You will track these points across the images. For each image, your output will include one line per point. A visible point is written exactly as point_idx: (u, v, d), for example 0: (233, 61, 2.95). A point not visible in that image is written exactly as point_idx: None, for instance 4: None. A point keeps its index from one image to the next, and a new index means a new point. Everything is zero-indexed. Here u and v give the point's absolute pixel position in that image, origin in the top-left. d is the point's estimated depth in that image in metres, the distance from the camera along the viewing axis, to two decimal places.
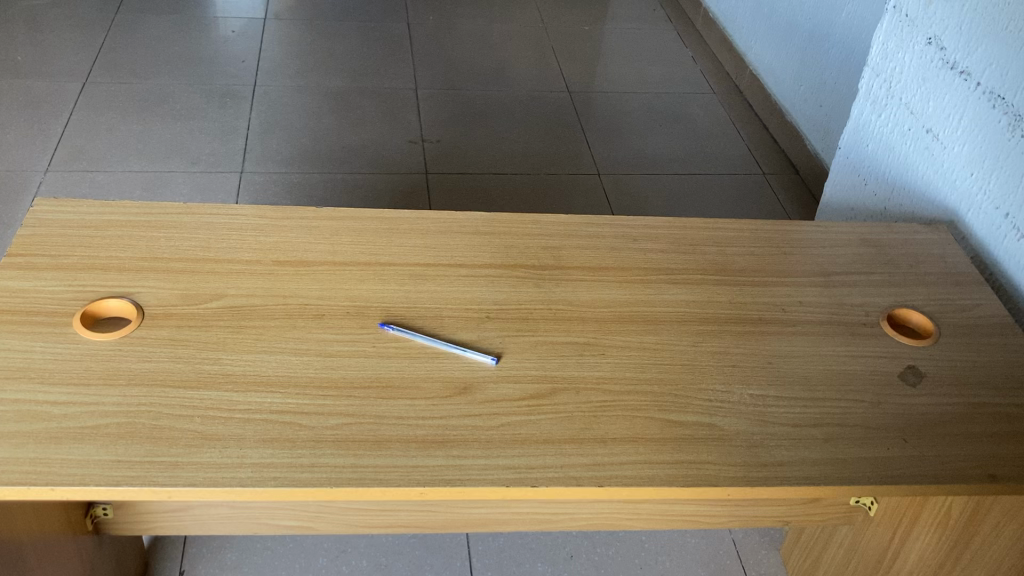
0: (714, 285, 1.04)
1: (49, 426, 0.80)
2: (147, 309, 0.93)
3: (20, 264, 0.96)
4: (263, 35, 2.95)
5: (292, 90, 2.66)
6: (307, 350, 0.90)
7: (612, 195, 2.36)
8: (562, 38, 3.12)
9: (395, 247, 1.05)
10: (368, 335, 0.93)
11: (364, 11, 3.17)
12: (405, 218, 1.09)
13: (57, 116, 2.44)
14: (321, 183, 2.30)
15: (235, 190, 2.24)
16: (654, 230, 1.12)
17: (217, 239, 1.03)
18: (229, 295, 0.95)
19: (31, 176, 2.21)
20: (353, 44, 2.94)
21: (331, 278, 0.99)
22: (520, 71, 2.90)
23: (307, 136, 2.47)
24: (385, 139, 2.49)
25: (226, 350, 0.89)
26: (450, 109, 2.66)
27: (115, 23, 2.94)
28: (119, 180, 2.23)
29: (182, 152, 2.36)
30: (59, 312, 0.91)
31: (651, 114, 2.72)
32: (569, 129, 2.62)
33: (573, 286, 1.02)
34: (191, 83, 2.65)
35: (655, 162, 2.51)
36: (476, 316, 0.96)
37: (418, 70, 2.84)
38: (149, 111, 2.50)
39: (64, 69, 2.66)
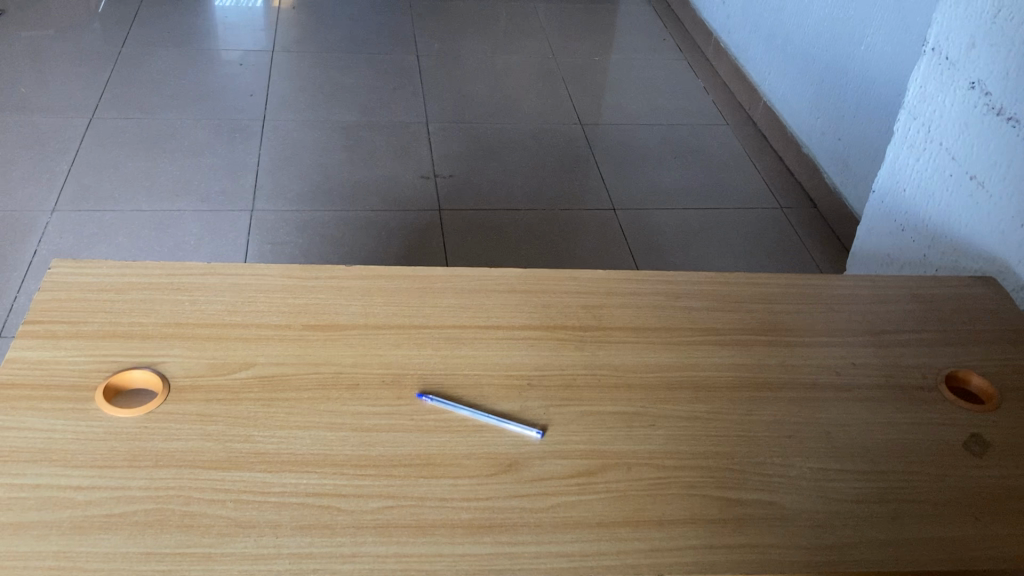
0: (763, 347, 1.00)
1: (73, 514, 0.75)
2: (173, 380, 0.88)
3: (38, 332, 0.91)
4: (270, 69, 2.92)
5: (302, 125, 2.63)
6: (343, 424, 0.86)
7: (628, 231, 2.32)
8: (572, 69, 3.09)
9: (429, 308, 1.00)
10: (406, 407, 0.88)
11: (371, 43, 3.15)
12: (438, 276, 1.05)
13: (63, 153, 2.41)
14: (333, 221, 2.26)
15: (246, 230, 2.20)
16: (697, 286, 1.08)
17: (244, 301, 0.98)
18: (259, 364, 0.91)
19: (37, 217, 2.17)
20: (362, 77, 2.92)
21: (365, 343, 0.94)
22: (531, 103, 2.87)
23: (318, 173, 2.43)
24: (397, 175, 2.46)
25: (257, 426, 0.85)
26: (461, 144, 2.63)
27: (120, 57, 2.90)
28: (128, 220, 2.19)
29: (191, 191, 2.32)
30: (81, 385, 0.86)
31: (665, 147, 2.69)
32: (583, 163, 2.59)
33: (616, 349, 0.97)
34: (200, 118, 2.61)
35: (670, 196, 2.48)
36: (517, 383, 0.92)
37: (428, 103, 2.81)
38: (157, 147, 2.47)
39: (71, 105, 2.62)
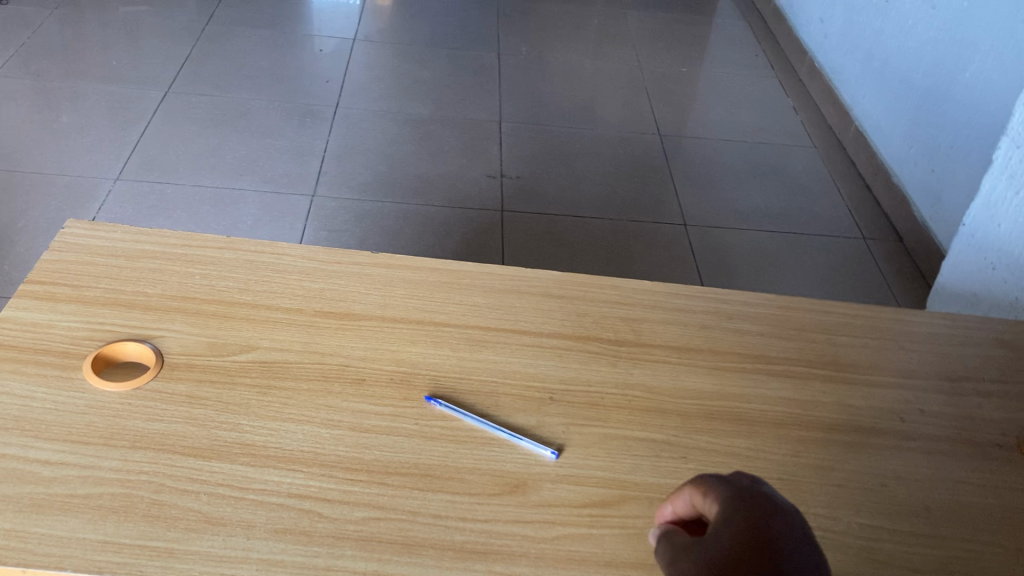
0: (819, 382, 0.89)
1: (35, 491, 0.69)
2: (167, 356, 0.82)
3: (38, 293, 0.86)
4: (350, 56, 2.89)
5: (373, 115, 2.59)
6: (339, 422, 0.78)
7: (697, 249, 2.21)
8: (657, 79, 2.99)
9: (453, 305, 0.92)
10: (412, 410, 0.80)
11: (454, 38, 3.09)
12: (468, 271, 0.97)
13: (135, 124, 2.41)
14: (392, 213, 2.20)
15: (304, 215, 2.16)
16: (752, 307, 0.97)
17: (257, 280, 0.92)
18: (261, 348, 0.84)
19: (101, 184, 2.17)
20: (440, 72, 2.86)
21: (378, 335, 0.87)
22: (610, 110, 2.78)
23: (384, 164, 2.38)
24: (463, 172, 2.39)
25: (247, 414, 0.78)
26: (533, 146, 2.55)
27: (203, 34, 2.91)
28: (188, 195, 2.18)
29: (255, 171, 2.29)
30: (70, 352, 0.81)
31: (745, 165, 2.57)
32: (657, 174, 2.49)
33: (653, 369, 0.88)
34: (273, 100, 2.60)
35: (746, 216, 2.35)
36: (537, 396, 0.83)
37: (504, 103, 2.75)
38: (227, 125, 2.46)
39: (150, 77, 2.64)
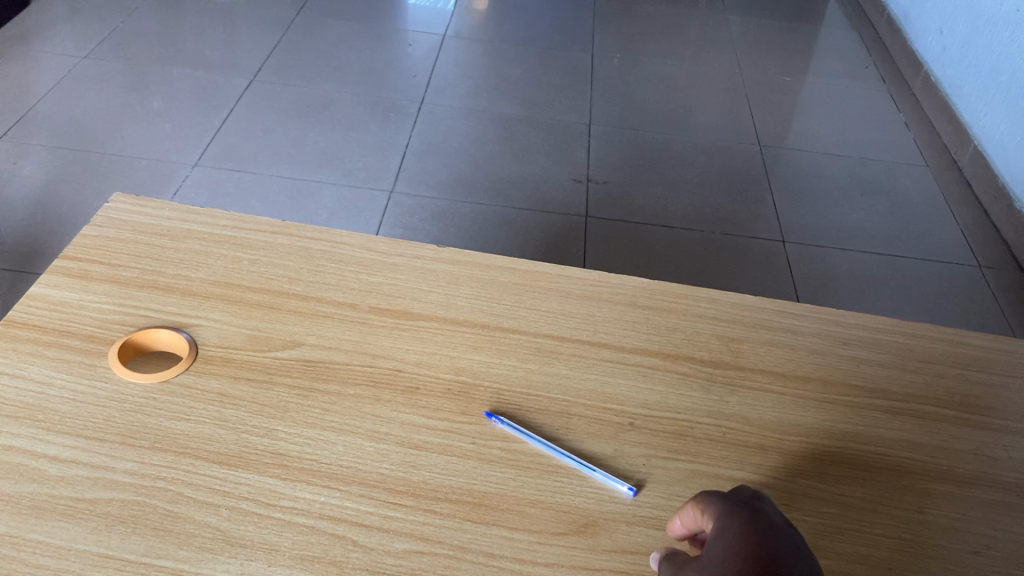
0: (950, 425, 0.75)
1: (37, 491, 0.61)
2: (202, 348, 0.73)
3: (72, 271, 0.79)
4: (439, 52, 2.82)
5: (459, 112, 2.51)
6: (386, 435, 0.68)
7: (794, 268, 2.06)
8: (758, 87, 2.84)
9: (525, 310, 0.81)
10: (470, 426, 0.70)
11: (546, 37, 2.99)
12: (544, 272, 0.86)
13: (217, 111, 2.38)
14: (471, 214, 2.11)
15: (380, 211, 2.09)
16: (870, 331, 0.84)
17: (309, 269, 0.83)
18: (307, 345, 0.75)
19: (178, 169, 2.15)
20: (531, 71, 2.77)
21: (437, 339, 0.77)
22: (706, 118, 2.64)
23: (465, 163, 2.30)
24: (548, 175, 2.29)
25: (283, 419, 0.68)
26: (623, 151, 2.43)
27: (294, 24, 2.88)
28: (266, 184, 2.13)
29: (334, 163, 2.24)
30: (98, 338, 0.73)
31: (850, 182, 2.40)
32: (753, 186, 2.34)
33: (752, 396, 0.75)
34: (359, 93, 2.54)
35: (849, 235, 2.19)
36: (616, 420, 0.72)
37: (595, 105, 2.63)
38: (310, 116, 2.41)
39: (237, 64, 2.61)
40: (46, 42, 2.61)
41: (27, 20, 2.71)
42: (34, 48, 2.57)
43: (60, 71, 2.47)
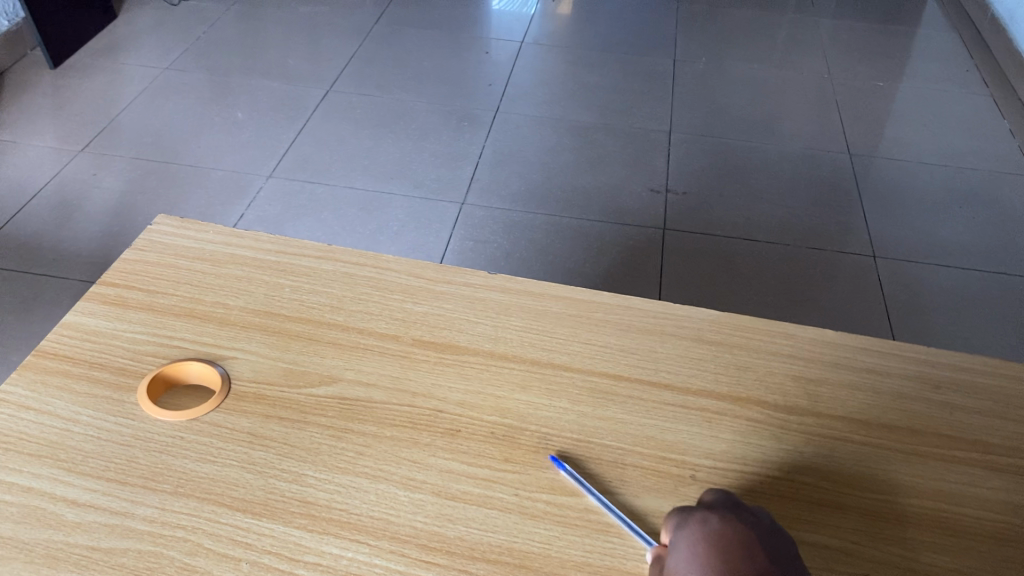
0: None
1: (53, 538, 0.58)
2: (236, 383, 0.69)
3: (109, 298, 0.76)
4: (518, 60, 2.77)
5: (535, 121, 2.46)
6: (422, 484, 0.63)
7: (886, 286, 1.94)
8: (849, 93, 2.71)
9: (580, 344, 0.75)
10: (515, 476, 0.64)
11: (626, 43, 2.92)
12: (603, 303, 0.80)
13: (294, 122, 2.39)
14: (544, 226, 2.06)
15: (451, 223, 2.05)
16: (968, 373, 0.75)
17: (353, 298, 0.78)
18: (345, 381, 0.70)
19: (253, 180, 2.15)
20: (611, 78, 2.70)
21: (483, 376, 0.71)
22: (793, 125, 2.52)
23: (540, 173, 2.24)
24: (625, 186, 2.22)
25: (313, 463, 0.64)
26: (704, 160, 2.34)
27: (372, 33, 2.88)
28: (339, 196, 2.11)
29: (407, 174, 2.21)
30: (130, 370, 0.70)
31: (948, 195, 2.26)
32: (842, 198, 2.22)
33: (829, 448, 0.68)
34: (434, 102, 2.51)
35: (946, 250, 2.06)
36: (675, 472, 0.65)
37: (676, 112, 2.55)
38: (385, 126, 2.39)
39: (315, 74, 2.62)
40: (132, 54, 2.66)
41: (115, 33, 2.78)
42: (119, 61, 2.62)
43: (142, 83, 2.52)
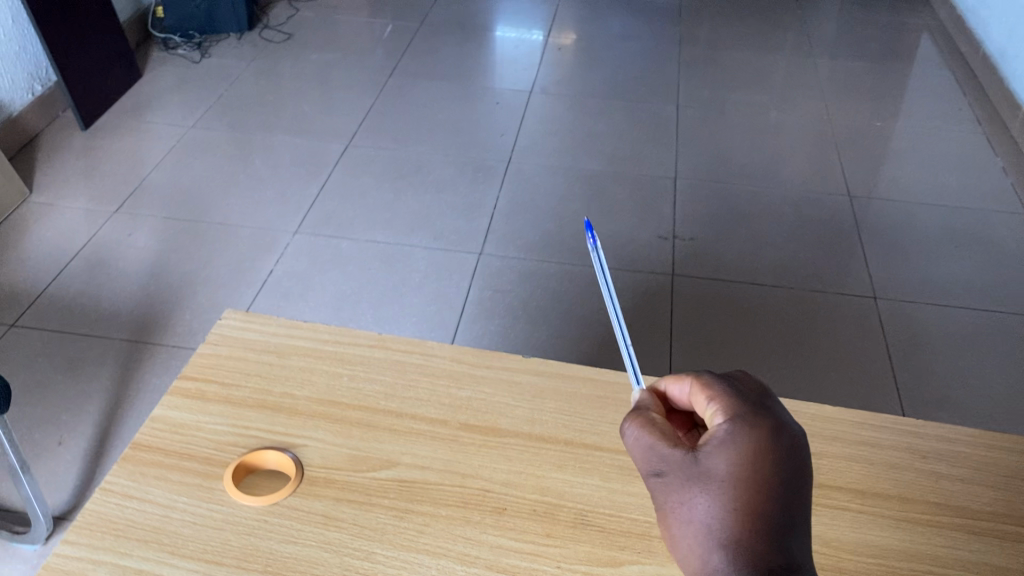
0: None
1: None
2: (308, 468, 0.79)
3: (190, 392, 0.86)
4: (527, 109, 2.88)
5: (546, 171, 2.57)
6: (476, 558, 0.72)
7: (887, 327, 2.03)
8: (847, 134, 2.81)
9: (607, 424, 0.85)
10: (555, 550, 0.73)
11: (631, 89, 3.03)
12: (626, 383, 0.90)
13: (316, 178, 2.50)
14: (558, 275, 2.16)
15: (470, 274, 2.15)
16: (952, 444, 0.84)
17: (404, 384, 0.88)
18: (402, 465, 0.80)
19: (280, 237, 2.26)
20: (617, 125, 2.81)
21: (523, 457, 0.81)
22: (793, 168, 2.63)
23: (552, 222, 2.35)
24: (634, 233, 2.32)
25: (381, 542, 0.74)
26: (709, 206, 2.44)
27: (387, 86, 3.00)
28: (362, 250, 2.22)
29: (426, 226, 2.32)
30: (215, 459, 0.80)
31: (945, 234, 2.35)
32: (843, 240, 2.32)
33: (829, 516, 0.77)
34: (449, 154, 2.62)
35: (944, 290, 2.15)
36: None
37: (681, 158, 2.66)
38: (403, 179, 2.50)
39: (333, 130, 2.73)
40: (158, 114, 2.79)
41: (140, 93, 2.90)
42: (146, 120, 2.75)
43: (169, 142, 2.64)
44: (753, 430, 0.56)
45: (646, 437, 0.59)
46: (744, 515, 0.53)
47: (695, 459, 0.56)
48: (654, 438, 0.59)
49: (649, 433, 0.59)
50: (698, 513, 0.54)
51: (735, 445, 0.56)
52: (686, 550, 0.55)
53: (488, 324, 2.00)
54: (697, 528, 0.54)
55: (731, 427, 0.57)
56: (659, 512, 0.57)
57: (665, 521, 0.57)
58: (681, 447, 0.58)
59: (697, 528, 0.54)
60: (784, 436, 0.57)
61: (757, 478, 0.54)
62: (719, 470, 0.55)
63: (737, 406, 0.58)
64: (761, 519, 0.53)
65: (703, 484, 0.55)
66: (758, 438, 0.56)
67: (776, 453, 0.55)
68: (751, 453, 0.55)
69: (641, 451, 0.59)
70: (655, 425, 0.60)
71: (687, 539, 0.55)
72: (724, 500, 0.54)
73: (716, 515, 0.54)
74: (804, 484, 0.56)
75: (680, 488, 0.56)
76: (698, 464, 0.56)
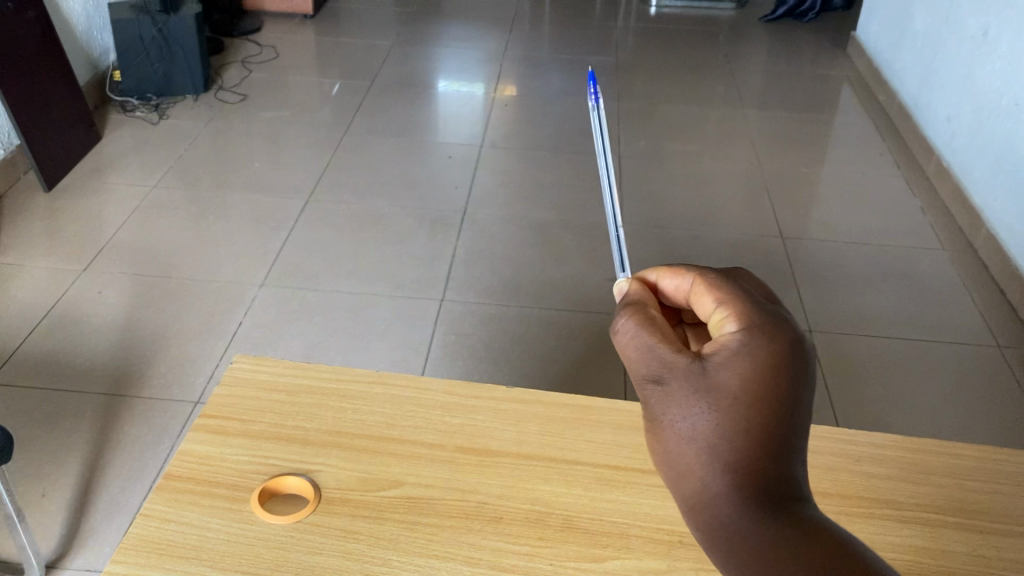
0: (950, 530, 0.89)
1: None
2: (324, 490, 0.89)
3: (211, 428, 0.96)
4: (478, 162, 3.03)
5: (499, 220, 2.71)
6: (479, 560, 0.83)
7: (823, 358, 2.19)
8: (778, 180, 3.01)
9: (584, 443, 0.97)
10: (547, 550, 0.85)
11: (575, 142, 3.21)
12: (598, 408, 1.02)
13: (278, 232, 2.60)
14: (517, 318, 2.28)
15: (434, 320, 2.26)
16: (881, 449, 0.98)
17: (403, 415, 0.99)
18: (407, 484, 0.91)
19: (247, 290, 2.35)
20: (564, 176, 2.97)
21: (513, 473, 0.93)
22: (731, 213, 2.80)
23: (508, 269, 2.48)
24: (586, 277, 2.46)
25: (395, 549, 0.84)
26: (654, 249, 2.60)
27: (341, 143, 3.13)
28: (328, 300, 2.32)
29: (388, 275, 2.43)
30: (240, 485, 0.89)
31: (872, 270, 2.54)
32: (780, 278, 2.49)
33: None
34: (406, 207, 2.75)
35: (873, 321, 2.33)
36: (666, 539, 0.87)
37: (625, 206, 2.82)
38: (363, 232, 2.61)
39: (291, 186, 2.84)
40: (119, 174, 2.87)
41: (102, 153, 2.98)
42: (107, 181, 2.82)
43: (131, 202, 2.71)
44: (767, 344, 0.56)
45: (650, 339, 0.59)
46: (748, 434, 0.54)
47: (704, 369, 0.56)
48: (659, 343, 0.59)
49: (654, 337, 0.59)
50: (702, 426, 0.55)
51: (750, 357, 0.55)
52: (681, 462, 0.55)
53: (453, 366, 2.12)
54: (698, 442, 0.55)
55: (746, 334, 0.57)
56: (655, 417, 0.57)
57: (662, 430, 0.57)
58: (687, 354, 0.58)
59: (697, 442, 0.55)
60: (798, 350, 0.57)
61: (768, 391, 0.54)
62: (729, 382, 0.55)
63: (752, 318, 0.58)
64: (765, 439, 0.54)
65: (710, 395, 0.55)
66: (771, 348, 0.56)
67: (790, 369, 0.55)
68: (765, 367, 0.55)
69: (645, 354, 0.59)
70: (660, 328, 0.60)
71: (685, 451, 0.55)
72: (730, 415, 0.54)
73: (720, 432, 0.54)
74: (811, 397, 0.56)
75: (684, 398, 0.56)
76: (706, 374, 0.56)
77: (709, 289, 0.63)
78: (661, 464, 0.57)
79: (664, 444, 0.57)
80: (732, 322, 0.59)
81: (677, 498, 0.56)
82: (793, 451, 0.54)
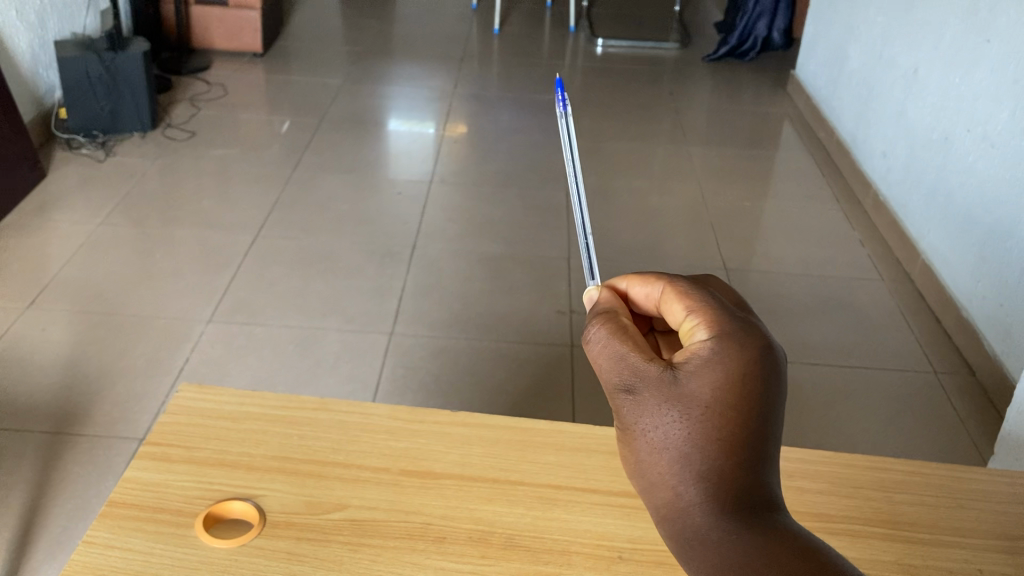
0: (878, 541, 0.92)
1: None
2: (269, 514, 0.90)
3: (156, 455, 0.96)
4: (427, 198, 3.06)
5: (448, 254, 2.73)
6: None
7: None
8: (722, 215, 3.08)
9: (527, 464, 0.99)
10: (490, 567, 0.86)
11: (522, 178, 3.25)
12: (541, 429, 1.04)
13: (226, 268, 2.59)
14: (467, 351, 2.30)
15: (383, 353, 2.27)
16: (814, 466, 1.02)
17: (349, 440, 1.01)
18: (352, 507, 0.92)
19: (194, 326, 2.34)
20: (512, 212, 3.01)
21: (457, 494, 0.94)
22: (677, 246, 2.87)
23: (458, 302, 2.50)
24: (534, 310, 2.49)
25: (340, 570, 0.85)
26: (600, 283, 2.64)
27: (290, 179, 3.14)
28: (276, 335, 2.32)
29: (338, 309, 2.44)
30: (185, 511, 0.90)
31: (812, 301, 2.61)
32: None
33: None
34: (356, 242, 2.76)
35: (814, 350, 2.39)
36: (606, 555, 0.89)
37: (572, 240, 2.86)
38: (312, 267, 2.62)
39: (239, 223, 2.84)
40: (63, 211, 2.84)
41: (46, 191, 2.95)
42: (50, 218, 2.79)
43: (75, 239, 2.69)
44: (737, 352, 0.58)
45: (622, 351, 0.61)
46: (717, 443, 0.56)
47: (675, 378, 0.58)
48: (631, 352, 0.61)
49: (625, 347, 0.61)
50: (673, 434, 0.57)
51: (718, 366, 0.57)
52: (654, 470, 0.58)
53: (403, 399, 2.12)
54: (670, 450, 0.57)
55: (712, 344, 0.58)
56: (629, 425, 0.60)
57: (637, 439, 0.59)
58: (658, 364, 0.60)
59: (669, 450, 0.57)
60: (766, 358, 0.58)
61: (735, 401, 0.56)
62: (697, 392, 0.57)
63: (721, 325, 0.59)
64: (736, 446, 0.56)
65: (680, 405, 0.57)
66: (736, 358, 0.57)
67: (759, 377, 0.57)
68: (733, 376, 0.57)
69: (618, 364, 0.61)
70: (631, 340, 0.62)
71: (658, 459, 0.58)
72: (700, 425, 0.56)
73: (690, 440, 0.57)
74: (779, 402, 0.58)
75: (655, 407, 0.58)
76: (676, 383, 0.58)
77: (677, 294, 0.64)
78: (636, 470, 0.60)
79: (639, 452, 0.59)
80: (701, 330, 0.60)
81: (652, 503, 0.58)
82: (761, 457, 0.56)
